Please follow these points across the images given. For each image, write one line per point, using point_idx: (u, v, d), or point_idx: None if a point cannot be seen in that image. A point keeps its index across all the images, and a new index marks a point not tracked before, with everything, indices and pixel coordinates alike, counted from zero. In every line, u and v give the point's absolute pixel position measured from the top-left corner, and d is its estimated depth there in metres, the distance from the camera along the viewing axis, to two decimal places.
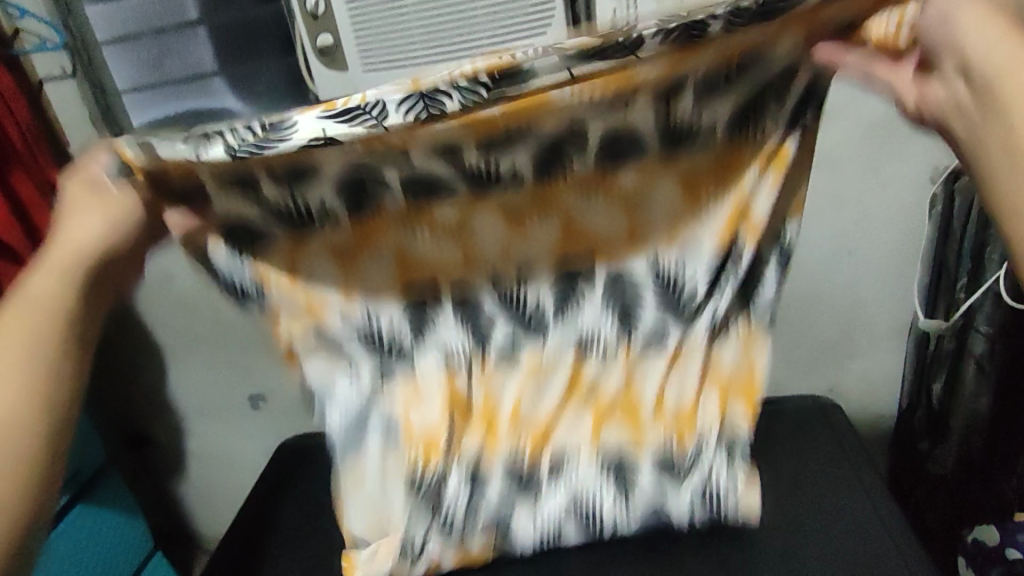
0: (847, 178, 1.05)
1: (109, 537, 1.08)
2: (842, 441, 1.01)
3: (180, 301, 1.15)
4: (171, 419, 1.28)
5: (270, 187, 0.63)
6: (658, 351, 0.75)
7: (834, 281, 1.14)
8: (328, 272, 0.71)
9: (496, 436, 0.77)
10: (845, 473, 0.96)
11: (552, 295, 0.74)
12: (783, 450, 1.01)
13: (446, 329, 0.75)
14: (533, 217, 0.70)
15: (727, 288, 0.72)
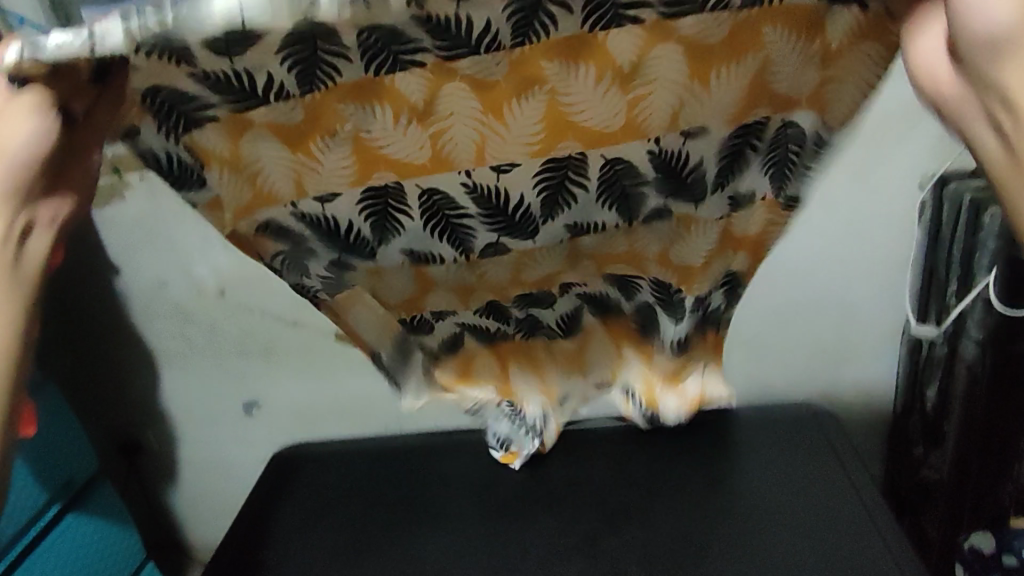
0: (838, 182, 1.07)
1: (94, 544, 1.08)
2: (833, 443, 1.02)
3: (174, 307, 1.15)
4: (164, 429, 1.27)
5: (206, 53, 0.55)
6: (660, 223, 0.75)
7: (826, 287, 1.15)
8: (275, 149, 0.66)
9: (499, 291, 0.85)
10: (835, 473, 0.97)
11: (537, 194, 0.70)
12: (761, 446, 1.02)
13: (405, 217, 0.72)
14: (512, 101, 0.61)
15: (751, 164, 0.67)
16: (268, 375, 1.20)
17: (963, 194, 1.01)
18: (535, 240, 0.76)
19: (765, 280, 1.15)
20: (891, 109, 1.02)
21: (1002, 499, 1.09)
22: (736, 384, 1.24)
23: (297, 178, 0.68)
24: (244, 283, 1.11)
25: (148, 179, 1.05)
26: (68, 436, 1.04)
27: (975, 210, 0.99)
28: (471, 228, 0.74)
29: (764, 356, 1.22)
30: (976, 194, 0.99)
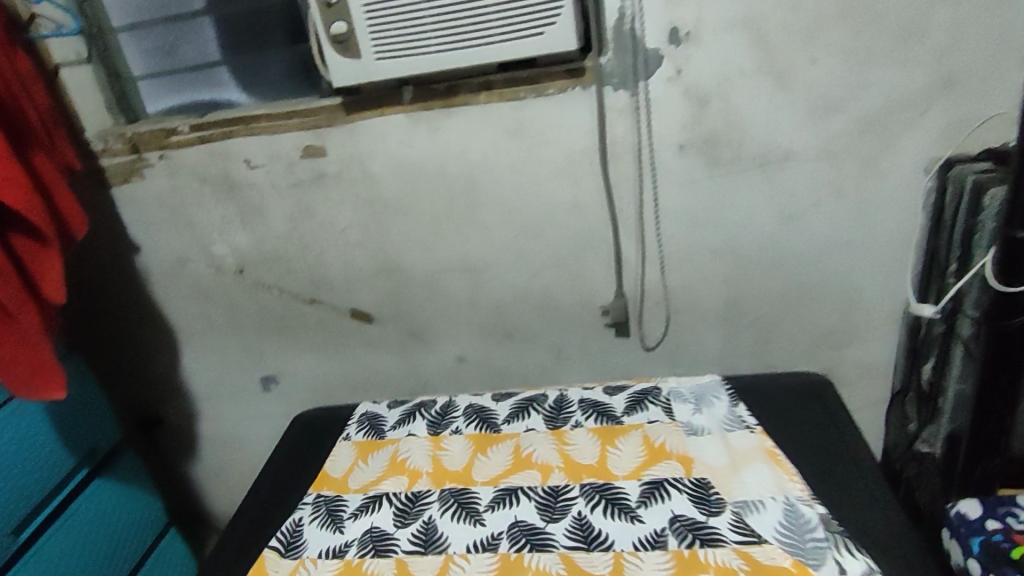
0: (846, 169, 1.09)
1: (123, 509, 1.12)
2: (840, 426, 1.03)
3: (192, 284, 1.19)
4: (183, 402, 1.31)
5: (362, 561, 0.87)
6: (713, 550, 0.82)
7: (832, 272, 1.17)
8: (363, 471, 1.03)
9: (531, 467, 0.98)
10: (831, 440, 1.00)
11: (589, 506, 0.91)
12: (774, 428, 1.03)
13: (442, 522, 0.91)
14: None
15: (768, 511, 0.87)
16: (285, 348, 1.25)
17: (965, 176, 1.03)
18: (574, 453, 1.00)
19: (775, 266, 1.17)
20: (898, 97, 1.03)
21: (989, 470, 1.12)
22: (742, 365, 1.27)
23: (410, 458, 1.03)
24: (262, 260, 1.16)
25: (166, 160, 1.08)
26: (93, 404, 1.08)
27: (977, 191, 1.00)
28: (522, 500, 0.93)
29: (771, 340, 1.24)
30: (978, 176, 1.01)
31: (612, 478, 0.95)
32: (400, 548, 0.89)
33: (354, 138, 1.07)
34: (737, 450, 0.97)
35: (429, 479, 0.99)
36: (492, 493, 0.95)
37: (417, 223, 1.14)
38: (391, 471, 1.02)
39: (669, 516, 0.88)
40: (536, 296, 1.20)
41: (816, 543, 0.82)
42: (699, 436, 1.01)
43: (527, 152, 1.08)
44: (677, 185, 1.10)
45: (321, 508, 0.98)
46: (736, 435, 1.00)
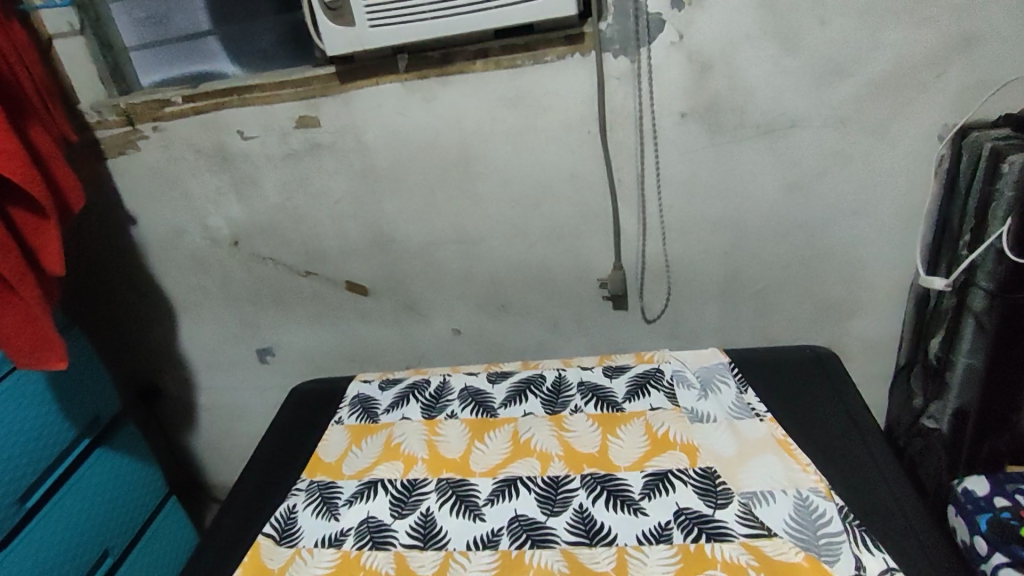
0: (852, 136, 1.05)
1: (125, 478, 1.14)
2: (845, 401, 1.02)
3: (190, 256, 1.19)
4: (184, 373, 1.33)
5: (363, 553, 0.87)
6: (720, 544, 0.82)
7: (835, 242, 1.14)
8: (358, 456, 1.03)
9: (529, 455, 0.97)
10: (841, 421, 0.99)
11: (591, 498, 0.90)
12: (779, 403, 1.03)
13: (442, 513, 0.91)
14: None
15: (778, 503, 0.86)
16: (282, 319, 1.26)
17: (982, 144, 0.99)
18: (573, 441, 0.99)
19: (777, 236, 1.14)
20: (911, 59, 0.99)
21: (996, 447, 1.11)
22: (741, 338, 1.26)
23: (405, 442, 1.03)
24: (259, 232, 1.17)
25: (161, 131, 1.08)
26: (95, 376, 1.10)
27: (995, 158, 0.96)
28: (521, 491, 0.92)
29: (772, 312, 1.22)
30: (997, 143, 0.97)
31: (614, 469, 0.94)
32: (400, 539, 0.89)
33: (349, 108, 1.06)
34: (744, 439, 0.96)
35: (426, 466, 0.99)
36: (490, 482, 0.94)
37: (412, 194, 1.13)
38: (387, 457, 1.01)
39: (673, 509, 0.87)
40: (533, 267, 1.19)
41: (828, 539, 0.81)
42: (704, 423, 0.99)
43: (523, 121, 1.06)
44: (677, 153, 1.08)
45: (316, 495, 0.97)
46: (742, 423, 0.98)
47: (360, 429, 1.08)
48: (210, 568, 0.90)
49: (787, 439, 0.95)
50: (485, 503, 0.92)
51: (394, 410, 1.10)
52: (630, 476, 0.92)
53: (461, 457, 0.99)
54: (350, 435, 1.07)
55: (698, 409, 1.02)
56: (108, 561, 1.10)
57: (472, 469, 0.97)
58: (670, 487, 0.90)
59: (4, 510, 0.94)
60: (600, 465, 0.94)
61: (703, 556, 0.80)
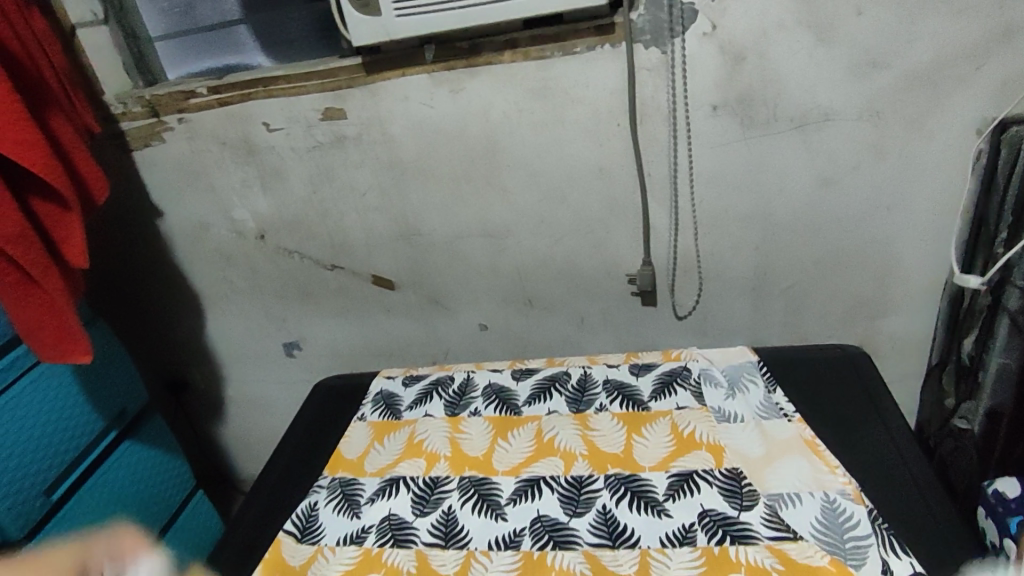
0: (889, 131, 1.02)
1: (150, 469, 1.15)
2: (878, 403, 1.00)
3: (214, 248, 1.19)
4: (208, 364, 1.34)
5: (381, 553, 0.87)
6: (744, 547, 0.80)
7: (868, 241, 1.12)
8: (380, 453, 1.02)
9: (552, 455, 0.97)
10: (873, 422, 0.97)
11: (614, 500, 0.89)
12: (809, 405, 1.01)
13: (463, 512, 0.90)
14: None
15: (804, 505, 0.84)
16: (306, 312, 1.25)
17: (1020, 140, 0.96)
18: (596, 440, 0.98)
19: (809, 233, 1.12)
20: (950, 51, 0.96)
21: None
22: (771, 336, 1.24)
23: (427, 440, 1.02)
24: (284, 225, 1.16)
25: (186, 123, 1.07)
26: (120, 368, 1.10)
27: None
28: (543, 492, 0.91)
29: (803, 310, 1.20)
30: None
31: (639, 471, 0.93)
32: (421, 538, 0.88)
33: (374, 100, 1.04)
34: (772, 440, 0.94)
35: (447, 464, 0.98)
36: (513, 482, 0.94)
37: (438, 187, 1.11)
38: (409, 455, 1.01)
39: (697, 511, 0.86)
40: (560, 261, 1.18)
41: (855, 542, 0.79)
42: (730, 423, 0.98)
43: (551, 114, 1.04)
44: (709, 147, 1.05)
45: (337, 492, 0.97)
46: (769, 423, 0.97)
47: (382, 425, 1.07)
48: (239, 563, 0.91)
49: (815, 440, 0.93)
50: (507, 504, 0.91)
51: (418, 406, 1.10)
52: (654, 477, 0.91)
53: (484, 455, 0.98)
54: (373, 431, 1.07)
55: (724, 409, 1.00)
56: None
57: (494, 469, 0.96)
58: (694, 489, 0.88)
59: (30, 502, 0.95)
60: (624, 467, 0.93)
61: (726, 559, 0.79)
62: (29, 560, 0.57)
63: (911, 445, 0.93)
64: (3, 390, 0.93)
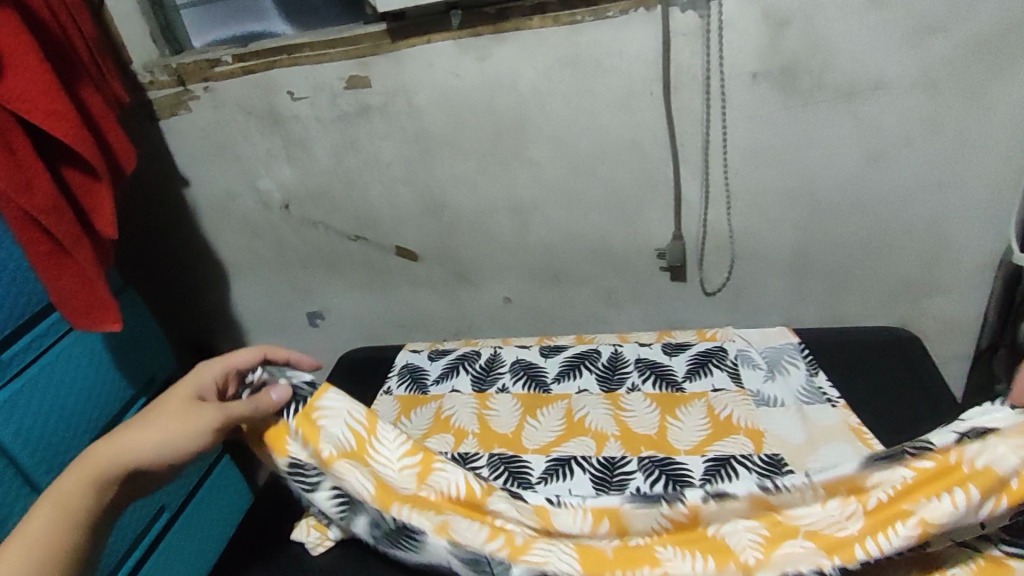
0: (946, 102, 0.95)
1: None
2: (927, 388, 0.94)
3: (242, 218, 1.20)
4: (238, 330, 1.37)
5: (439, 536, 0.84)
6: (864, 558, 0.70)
7: (917, 218, 1.06)
8: (409, 424, 1.02)
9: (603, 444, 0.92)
10: (918, 405, 0.92)
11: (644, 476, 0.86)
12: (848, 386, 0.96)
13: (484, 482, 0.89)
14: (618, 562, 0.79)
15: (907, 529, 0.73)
16: (332, 281, 1.27)
17: None
18: (629, 417, 0.96)
19: (852, 211, 1.06)
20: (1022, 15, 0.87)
21: None
22: (807, 316, 1.19)
23: (452, 415, 1.01)
24: (308, 195, 1.16)
25: (212, 92, 1.07)
26: (143, 336, 1.14)
27: None
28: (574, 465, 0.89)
29: (843, 289, 1.15)
30: None
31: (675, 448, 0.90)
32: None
33: (399, 68, 1.02)
34: (814, 426, 0.90)
35: (486, 441, 0.96)
36: (558, 425, 0.96)
37: (463, 158, 1.09)
38: (452, 437, 0.97)
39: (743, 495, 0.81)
40: (588, 235, 1.14)
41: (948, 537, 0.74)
42: (770, 407, 0.94)
43: (582, 83, 1.00)
44: (746, 118, 1.00)
45: None
46: (928, 510, 0.66)
47: (403, 400, 1.07)
48: (258, 528, 0.94)
49: (968, 488, 0.65)
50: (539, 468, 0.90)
51: (445, 383, 1.08)
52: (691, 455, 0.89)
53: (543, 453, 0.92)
54: (398, 405, 1.06)
55: (762, 392, 0.96)
56: (165, 516, 1.14)
57: (527, 439, 0.95)
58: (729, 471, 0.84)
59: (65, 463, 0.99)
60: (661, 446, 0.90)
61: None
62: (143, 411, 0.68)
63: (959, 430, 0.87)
64: (36, 358, 0.97)
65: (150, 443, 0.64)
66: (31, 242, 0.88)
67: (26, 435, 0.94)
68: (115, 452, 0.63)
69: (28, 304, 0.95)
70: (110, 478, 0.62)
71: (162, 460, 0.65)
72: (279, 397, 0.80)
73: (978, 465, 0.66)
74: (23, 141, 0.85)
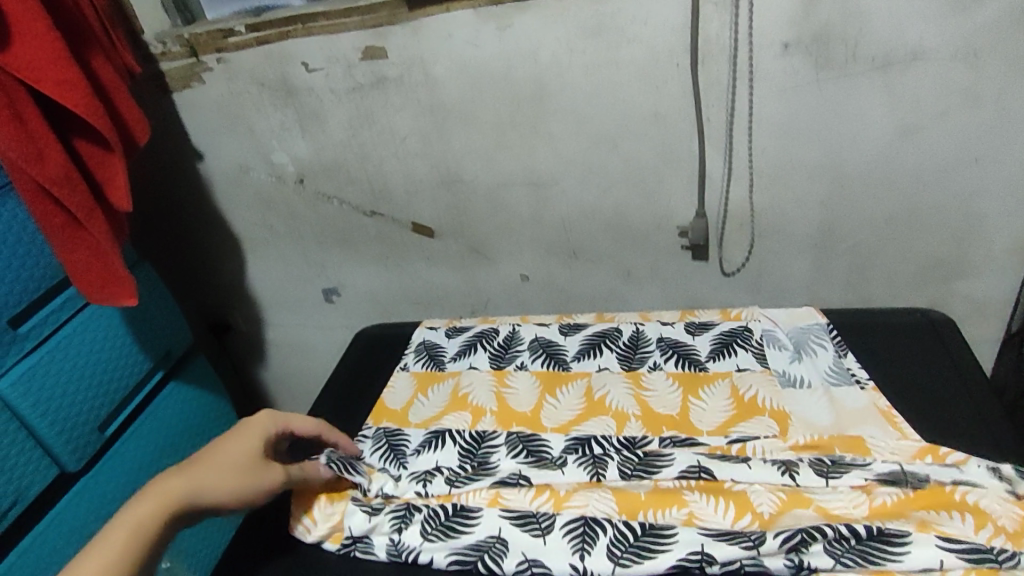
0: (985, 73, 0.91)
1: (190, 413, 1.21)
2: (959, 372, 0.91)
3: (255, 192, 1.19)
4: (252, 305, 1.36)
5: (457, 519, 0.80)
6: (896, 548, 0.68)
7: (950, 195, 1.02)
8: (424, 401, 1.00)
9: (623, 426, 0.90)
10: (948, 390, 0.89)
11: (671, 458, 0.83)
12: (875, 369, 0.94)
13: (503, 464, 0.86)
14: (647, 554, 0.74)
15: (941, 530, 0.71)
16: (346, 257, 1.25)
17: None
18: (652, 397, 0.94)
19: (882, 187, 1.03)
20: None
21: None
22: (832, 296, 1.16)
23: (469, 392, 1.00)
24: (323, 169, 1.14)
25: (225, 63, 1.05)
26: (159, 312, 1.13)
27: None
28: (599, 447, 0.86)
29: (869, 269, 1.12)
30: None
31: (700, 432, 0.88)
32: (479, 569, 0.74)
33: (416, 38, 0.99)
34: (842, 408, 0.87)
35: (504, 420, 0.94)
36: (578, 404, 0.94)
37: (480, 132, 1.06)
38: (469, 414, 0.96)
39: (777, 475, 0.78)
40: (608, 212, 1.12)
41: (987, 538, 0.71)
42: (796, 387, 0.91)
43: (604, 53, 0.96)
44: (775, 90, 0.96)
45: (383, 442, 0.94)
46: (926, 516, 0.71)
47: (420, 376, 1.05)
48: None
49: (965, 512, 0.70)
50: (561, 450, 0.87)
51: (463, 360, 1.07)
52: (714, 436, 0.86)
53: (563, 432, 0.90)
54: (414, 381, 1.05)
55: (789, 372, 0.94)
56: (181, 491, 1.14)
57: (547, 419, 0.93)
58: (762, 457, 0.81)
59: (84, 437, 0.99)
60: (686, 428, 0.89)
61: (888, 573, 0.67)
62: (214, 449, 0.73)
63: (994, 415, 0.85)
64: (53, 331, 0.97)
65: (221, 487, 0.70)
66: (46, 216, 0.87)
67: (44, 409, 0.93)
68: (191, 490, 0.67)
69: (44, 278, 0.94)
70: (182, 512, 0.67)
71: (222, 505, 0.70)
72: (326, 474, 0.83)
73: (967, 499, 0.71)
74: (32, 112, 0.83)
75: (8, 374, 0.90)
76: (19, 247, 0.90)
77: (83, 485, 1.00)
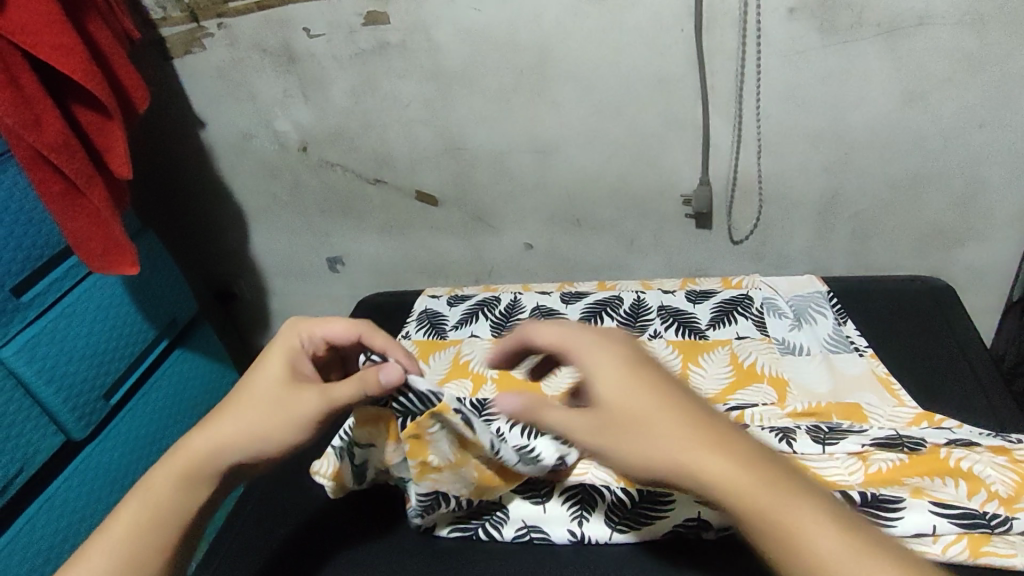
0: (990, 39, 0.90)
1: (196, 379, 1.23)
2: (958, 341, 0.92)
3: (258, 160, 1.19)
4: (257, 272, 1.37)
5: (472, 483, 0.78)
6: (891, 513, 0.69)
7: (954, 162, 1.02)
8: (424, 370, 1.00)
9: None
10: (946, 357, 0.90)
11: None
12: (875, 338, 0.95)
13: None
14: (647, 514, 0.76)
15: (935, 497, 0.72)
16: (350, 225, 1.25)
17: None
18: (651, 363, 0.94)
19: (886, 155, 1.03)
20: None
21: None
22: (834, 264, 1.17)
23: (470, 360, 1.00)
24: (325, 136, 1.14)
25: (226, 28, 1.04)
26: (164, 279, 1.14)
27: None
28: None
29: (873, 237, 1.12)
30: None
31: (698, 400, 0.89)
32: (481, 536, 0.77)
33: (418, 2, 0.98)
34: (841, 376, 0.88)
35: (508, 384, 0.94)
36: None
37: (483, 98, 1.06)
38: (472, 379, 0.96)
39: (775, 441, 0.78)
40: (612, 180, 1.12)
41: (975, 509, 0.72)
42: (795, 355, 0.92)
43: (608, 18, 0.95)
44: (780, 57, 0.95)
45: None
46: (921, 483, 0.71)
47: (420, 346, 1.05)
48: None
49: (958, 478, 0.71)
50: None
51: (463, 330, 1.07)
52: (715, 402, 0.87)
53: None
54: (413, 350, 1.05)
55: (786, 340, 0.95)
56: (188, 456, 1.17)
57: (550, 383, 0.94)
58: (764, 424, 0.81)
59: (90, 405, 1.01)
60: None
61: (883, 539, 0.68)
62: (240, 390, 0.65)
63: (993, 383, 0.86)
64: (57, 300, 0.98)
65: (236, 435, 0.61)
66: (44, 183, 0.87)
67: (49, 376, 0.95)
68: (208, 440, 0.61)
69: (47, 246, 0.95)
70: (198, 469, 0.60)
71: (260, 450, 0.61)
72: (389, 381, 0.65)
73: (961, 465, 0.73)
74: (29, 77, 0.82)
75: (13, 342, 0.91)
76: (20, 216, 0.91)
77: (90, 451, 1.02)
